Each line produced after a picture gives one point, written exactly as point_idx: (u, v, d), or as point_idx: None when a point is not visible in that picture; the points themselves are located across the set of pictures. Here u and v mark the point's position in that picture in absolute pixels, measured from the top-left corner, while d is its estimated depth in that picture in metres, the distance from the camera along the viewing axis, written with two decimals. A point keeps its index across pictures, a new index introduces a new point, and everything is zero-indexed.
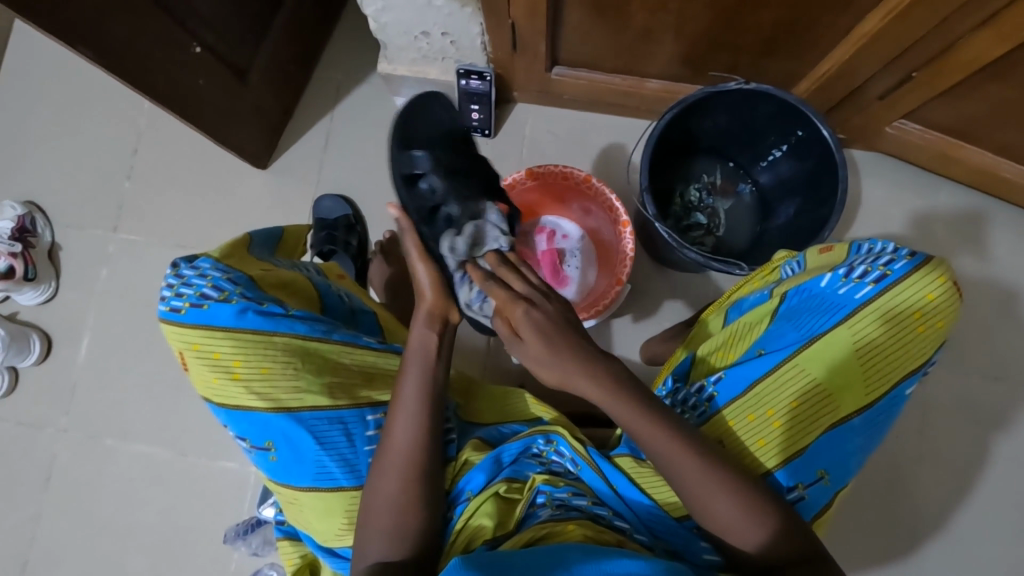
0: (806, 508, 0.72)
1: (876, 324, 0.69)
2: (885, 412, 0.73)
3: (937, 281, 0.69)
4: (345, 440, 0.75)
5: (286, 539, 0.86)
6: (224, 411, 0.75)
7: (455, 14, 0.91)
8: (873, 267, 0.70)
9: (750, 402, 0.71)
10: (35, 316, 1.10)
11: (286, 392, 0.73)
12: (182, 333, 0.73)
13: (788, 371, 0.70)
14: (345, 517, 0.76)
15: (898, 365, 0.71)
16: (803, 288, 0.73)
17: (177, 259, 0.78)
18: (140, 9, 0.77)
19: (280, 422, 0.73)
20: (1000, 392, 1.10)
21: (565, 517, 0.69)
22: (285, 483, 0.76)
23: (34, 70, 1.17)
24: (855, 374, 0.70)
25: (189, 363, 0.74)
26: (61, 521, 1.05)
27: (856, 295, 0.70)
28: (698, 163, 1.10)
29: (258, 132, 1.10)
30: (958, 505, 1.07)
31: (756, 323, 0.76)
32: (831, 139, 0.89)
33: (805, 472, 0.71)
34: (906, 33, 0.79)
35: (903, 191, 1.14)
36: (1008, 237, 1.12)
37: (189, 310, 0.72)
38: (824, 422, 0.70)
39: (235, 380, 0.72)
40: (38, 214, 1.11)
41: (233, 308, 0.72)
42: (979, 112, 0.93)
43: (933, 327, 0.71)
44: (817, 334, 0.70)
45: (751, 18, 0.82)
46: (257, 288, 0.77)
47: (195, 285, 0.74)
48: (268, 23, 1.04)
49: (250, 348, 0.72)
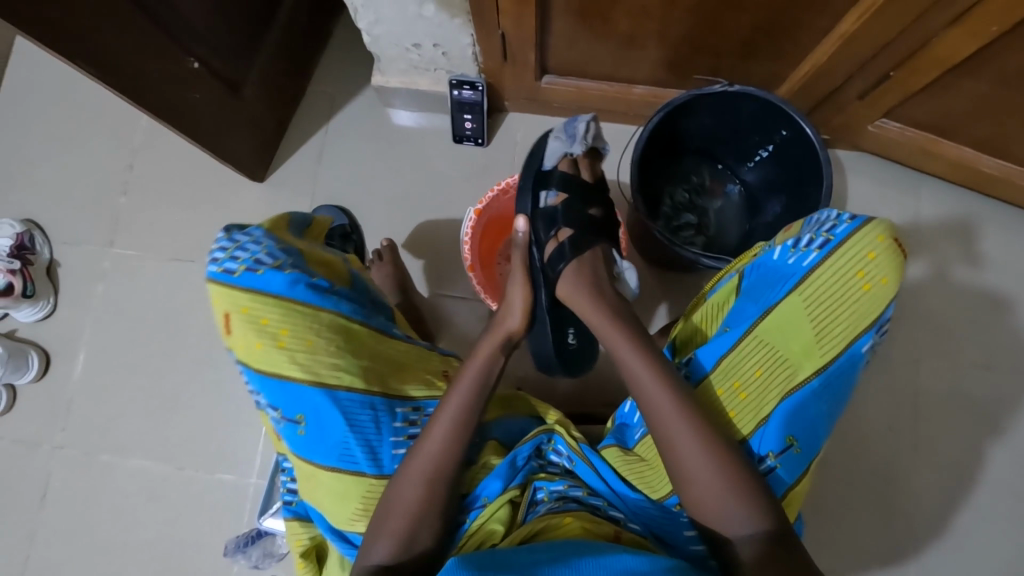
0: (777, 481, 0.67)
1: (827, 288, 0.66)
2: (851, 377, 0.67)
3: (876, 239, 0.64)
4: (373, 426, 0.69)
5: (295, 519, 0.75)
6: (256, 380, 0.66)
7: (444, 25, 0.88)
8: (817, 234, 0.68)
9: (716, 378, 0.70)
10: (34, 333, 1.11)
11: (328, 368, 0.66)
12: (229, 295, 0.65)
13: (747, 345, 0.68)
14: (361, 503, 0.70)
15: (855, 325, 0.66)
16: (756, 263, 0.71)
17: (227, 226, 0.71)
18: (138, 25, 0.73)
19: (315, 397, 0.65)
20: (995, 388, 1.04)
21: (562, 510, 0.66)
22: (305, 459, 0.68)
23: (33, 90, 1.18)
24: (808, 337, 0.66)
25: (231, 327, 0.65)
26: (59, 537, 1.04)
27: (804, 263, 0.67)
28: (684, 164, 1.05)
29: (255, 144, 1.06)
30: (990, 523, 1.00)
31: (724, 302, 0.74)
32: (816, 139, 0.85)
33: (772, 440, 0.66)
34: (882, 31, 0.76)
35: (918, 193, 1.09)
36: (995, 232, 1.07)
37: (244, 273, 0.65)
38: (786, 391, 0.67)
39: (279, 349, 0.65)
40: (36, 232, 1.12)
41: (287, 276, 0.66)
42: (960, 110, 0.89)
43: (886, 282, 0.65)
44: (771, 306, 0.68)
45: (733, 21, 0.79)
46: (305, 261, 0.71)
47: (250, 249, 0.68)
48: (263, 38, 1.00)
49: (299, 318, 0.66)
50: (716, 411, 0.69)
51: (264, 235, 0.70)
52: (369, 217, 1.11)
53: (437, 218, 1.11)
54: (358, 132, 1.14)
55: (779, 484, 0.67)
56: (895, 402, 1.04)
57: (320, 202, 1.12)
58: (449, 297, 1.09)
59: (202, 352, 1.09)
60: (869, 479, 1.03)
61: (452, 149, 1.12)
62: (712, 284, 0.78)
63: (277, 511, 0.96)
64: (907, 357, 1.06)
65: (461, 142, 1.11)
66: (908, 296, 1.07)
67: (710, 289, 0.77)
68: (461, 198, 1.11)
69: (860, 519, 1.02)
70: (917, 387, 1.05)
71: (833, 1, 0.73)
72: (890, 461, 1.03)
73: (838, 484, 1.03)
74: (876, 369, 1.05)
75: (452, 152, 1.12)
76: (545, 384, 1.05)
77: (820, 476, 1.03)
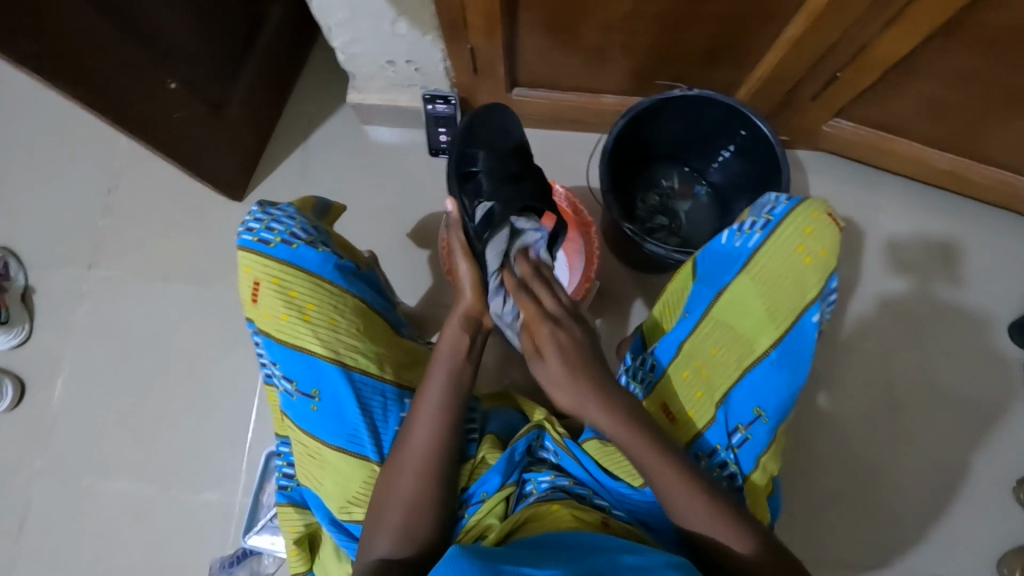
0: (750, 455, 0.68)
1: (772, 265, 0.69)
2: (810, 347, 0.69)
3: (810, 216, 0.68)
4: (381, 412, 0.71)
5: (290, 505, 0.75)
6: (278, 350, 0.70)
7: (418, 42, 0.92)
8: (758, 217, 0.72)
9: (681, 361, 0.74)
10: (9, 360, 1.09)
11: (346, 347, 0.70)
12: (264, 264, 0.70)
13: (705, 326, 0.73)
14: (362, 487, 0.70)
15: (802, 296, 0.68)
16: (706, 249, 0.75)
17: (262, 203, 0.76)
18: (117, 47, 0.75)
19: (332, 373, 0.69)
20: (960, 373, 1.08)
21: (551, 498, 0.67)
22: (313, 435, 0.70)
23: (10, 117, 1.18)
24: (761, 312, 0.70)
25: (261, 295, 0.71)
26: (34, 569, 1.01)
27: (749, 244, 0.71)
28: (654, 169, 1.09)
29: (235, 163, 1.07)
30: (966, 504, 1.03)
31: (682, 289, 0.76)
32: (772, 137, 0.90)
33: (739, 413, 0.69)
34: (826, 35, 0.81)
35: (877, 189, 1.14)
36: (949, 223, 1.13)
37: (281, 245, 0.70)
38: (745, 364, 0.70)
39: (304, 322, 0.69)
40: (12, 258, 1.11)
41: (319, 254, 0.72)
42: (905, 108, 0.95)
43: (826, 253, 0.68)
44: (723, 288, 0.72)
45: (689, 30, 0.84)
46: (333, 242, 0.77)
47: (286, 223, 0.73)
48: (243, 60, 1.03)
49: (326, 296, 0.71)
50: (681, 392, 0.72)
51: (297, 213, 0.75)
52: (350, 231, 1.13)
53: (417, 230, 1.13)
54: (336, 150, 1.16)
55: (753, 455, 0.68)
56: (867, 389, 1.08)
57: None
58: (431, 306, 1.10)
59: (185, 372, 1.08)
60: (848, 466, 1.05)
61: (429, 163, 1.15)
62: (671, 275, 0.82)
63: (263, 527, 0.98)
64: (877, 345, 1.09)
65: (439, 156, 1.14)
66: (875, 287, 1.11)
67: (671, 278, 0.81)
68: (440, 210, 1.13)
69: (842, 506, 1.03)
70: (889, 374, 1.08)
71: (780, 7, 0.79)
72: (867, 447, 1.06)
73: (819, 473, 1.05)
74: (849, 359, 1.09)
75: (430, 166, 1.15)
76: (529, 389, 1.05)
77: (802, 466, 1.05)
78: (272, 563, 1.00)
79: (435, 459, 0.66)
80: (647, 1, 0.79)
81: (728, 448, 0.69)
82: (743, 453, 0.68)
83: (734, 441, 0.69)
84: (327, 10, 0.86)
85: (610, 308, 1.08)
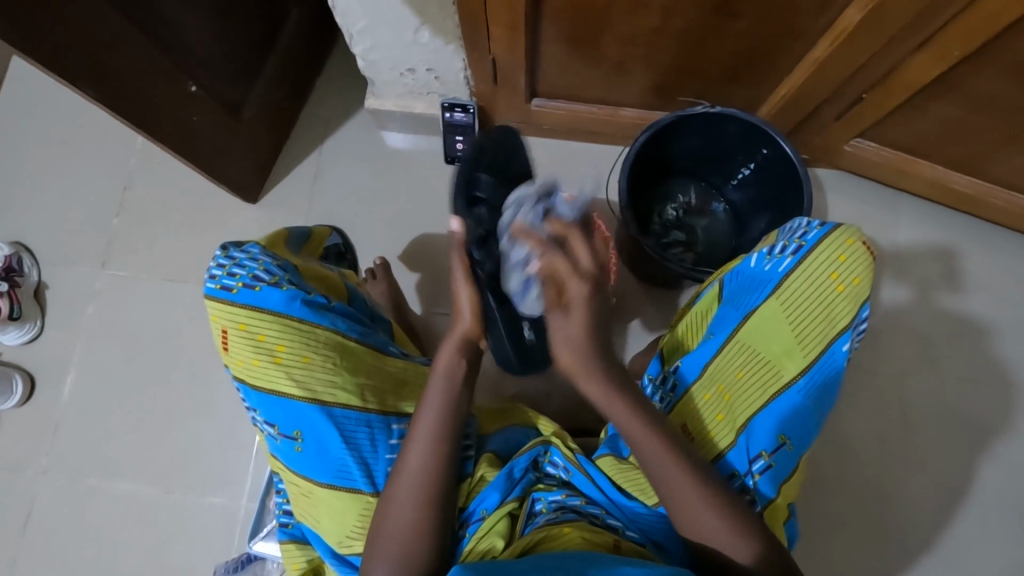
0: (774, 479, 0.67)
1: (807, 292, 0.68)
2: (837, 376, 0.68)
3: (846, 244, 0.67)
4: (369, 444, 0.70)
5: (291, 542, 0.76)
6: (255, 396, 0.68)
7: (439, 50, 0.92)
8: (790, 241, 0.71)
9: (705, 383, 0.73)
10: (19, 356, 1.09)
11: (323, 384, 0.67)
12: (228, 311, 0.67)
13: (730, 350, 0.72)
14: (358, 521, 0.70)
15: (832, 325, 0.68)
16: (735, 271, 0.75)
17: (225, 244, 0.72)
18: (142, 50, 0.76)
19: (311, 413, 0.67)
20: (975, 396, 1.07)
21: (561, 521, 0.66)
22: (303, 475, 0.70)
23: (29, 114, 1.19)
24: (789, 338, 0.69)
25: (230, 343, 0.68)
26: (37, 568, 1.01)
27: (779, 269, 0.70)
28: (672, 185, 1.09)
29: (250, 165, 1.07)
30: (980, 532, 1.01)
31: (707, 310, 0.78)
32: (796, 157, 0.89)
33: (762, 440, 0.67)
34: (853, 58, 0.81)
35: (895, 210, 1.13)
36: (965, 244, 1.12)
37: (241, 290, 0.66)
38: (771, 392, 0.69)
39: (276, 365, 0.66)
40: (26, 253, 1.11)
41: (285, 293, 0.67)
42: (929, 130, 0.94)
43: (860, 281, 0.67)
44: (751, 311, 0.71)
45: (712, 48, 0.84)
46: (301, 277, 0.73)
47: (248, 265, 0.69)
48: (262, 63, 1.03)
49: (295, 336, 0.67)
50: (702, 415, 0.72)
51: (261, 253, 0.71)
52: (363, 236, 1.13)
53: (430, 237, 1.12)
54: (352, 154, 1.16)
55: (776, 482, 0.67)
56: (881, 411, 1.06)
57: (314, 222, 1.13)
58: (442, 315, 1.10)
59: (194, 374, 1.08)
60: (859, 492, 1.03)
61: (444, 170, 1.15)
62: (695, 294, 0.82)
63: (269, 535, 0.95)
64: (891, 368, 1.08)
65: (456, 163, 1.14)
66: (890, 310, 1.10)
67: (695, 299, 0.81)
68: None
69: (851, 530, 1.02)
70: (903, 395, 1.07)
71: (808, 27, 0.78)
72: (878, 469, 1.04)
73: (829, 496, 1.03)
74: (863, 381, 1.07)
75: (445, 173, 1.15)
76: (539, 400, 1.05)
77: (813, 490, 1.03)
78: (275, 570, 0.98)
79: (432, 478, 0.66)
80: (672, 17, 0.78)
81: (748, 474, 0.67)
82: (765, 479, 0.67)
83: (756, 467, 0.67)
84: (350, 18, 0.86)
85: (622, 322, 1.07)
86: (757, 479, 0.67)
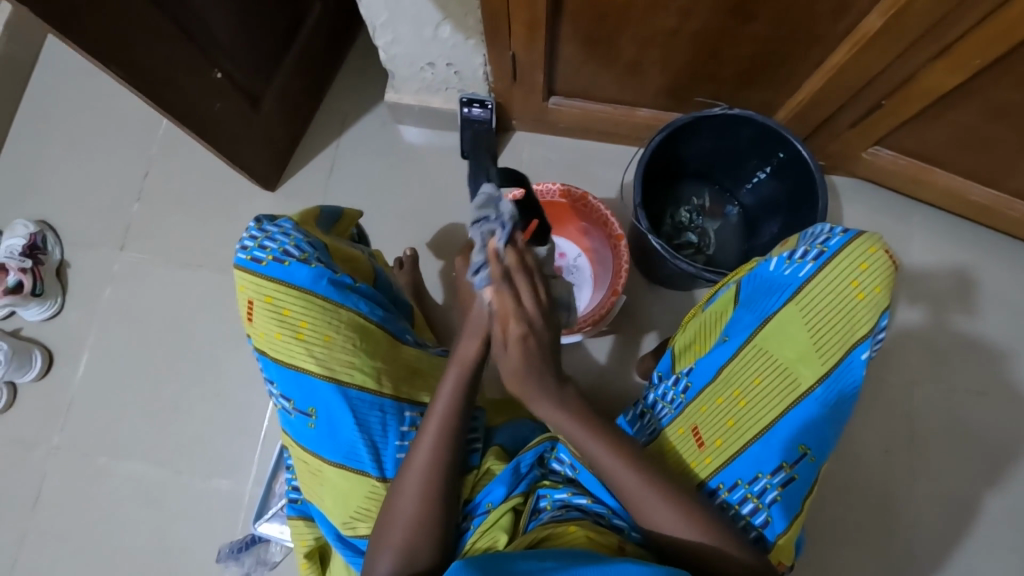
0: (795, 491, 0.68)
1: (827, 298, 0.68)
2: (856, 383, 0.68)
3: (869, 252, 0.66)
4: (380, 428, 0.71)
5: (300, 519, 0.78)
6: (275, 369, 0.70)
7: (458, 46, 0.93)
8: (811, 246, 0.70)
9: (717, 387, 0.74)
10: (38, 332, 1.12)
11: (342, 365, 0.68)
12: (256, 283, 0.68)
13: (746, 353, 0.72)
14: (365, 503, 0.71)
15: (852, 333, 0.67)
16: (753, 274, 0.75)
17: (258, 216, 0.74)
18: (167, 35, 0.77)
19: (328, 392, 0.68)
20: (986, 412, 1.05)
21: (566, 518, 0.68)
22: (313, 452, 0.71)
23: (59, 98, 1.22)
24: (808, 345, 0.69)
25: (255, 314, 0.69)
26: (47, 540, 1.03)
27: (800, 274, 0.70)
28: (685, 187, 1.09)
29: (268, 154, 1.09)
30: (986, 548, 1.00)
31: (722, 312, 0.77)
32: (812, 161, 0.88)
33: (785, 451, 0.68)
34: (872, 65, 0.81)
35: (910, 219, 1.12)
36: (982, 258, 1.10)
37: (271, 264, 0.68)
38: (789, 398, 0.69)
39: (298, 342, 0.68)
40: (49, 233, 1.14)
41: (312, 270, 0.69)
42: (948, 141, 0.93)
43: (881, 290, 0.66)
44: (768, 316, 0.71)
45: (730, 51, 0.84)
46: (329, 257, 0.74)
47: (279, 240, 0.70)
48: (284, 54, 1.05)
49: (320, 314, 0.68)
50: (715, 418, 0.72)
51: (294, 228, 0.73)
52: (376, 228, 1.14)
53: (442, 232, 1.14)
54: (369, 146, 1.17)
55: (797, 497, 0.68)
56: (889, 421, 1.05)
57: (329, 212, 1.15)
58: (451, 309, 1.11)
59: (206, 357, 1.10)
60: (865, 502, 1.03)
61: (459, 165, 1.16)
62: (710, 295, 0.81)
63: (273, 517, 0.96)
64: (900, 379, 1.07)
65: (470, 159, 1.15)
66: (902, 320, 1.09)
67: (709, 300, 0.81)
68: (467, 214, 1.14)
69: (855, 541, 1.01)
70: (911, 407, 1.06)
71: (827, 33, 0.78)
72: (883, 480, 1.03)
73: (834, 505, 1.02)
74: (871, 391, 1.06)
75: (459, 168, 1.16)
76: None
77: (818, 498, 1.03)
78: (278, 552, 1.01)
79: (439, 470, 0.66)
80: (690, 19, 0.78)
81: (769, 482, 0.68)
82: (785, 494, 0.68)
83: (778, 478, 0.68)
84: (372, 11, 0.88)
85: (630, 322, 1.07)
86: (777, 495, 0.68)
